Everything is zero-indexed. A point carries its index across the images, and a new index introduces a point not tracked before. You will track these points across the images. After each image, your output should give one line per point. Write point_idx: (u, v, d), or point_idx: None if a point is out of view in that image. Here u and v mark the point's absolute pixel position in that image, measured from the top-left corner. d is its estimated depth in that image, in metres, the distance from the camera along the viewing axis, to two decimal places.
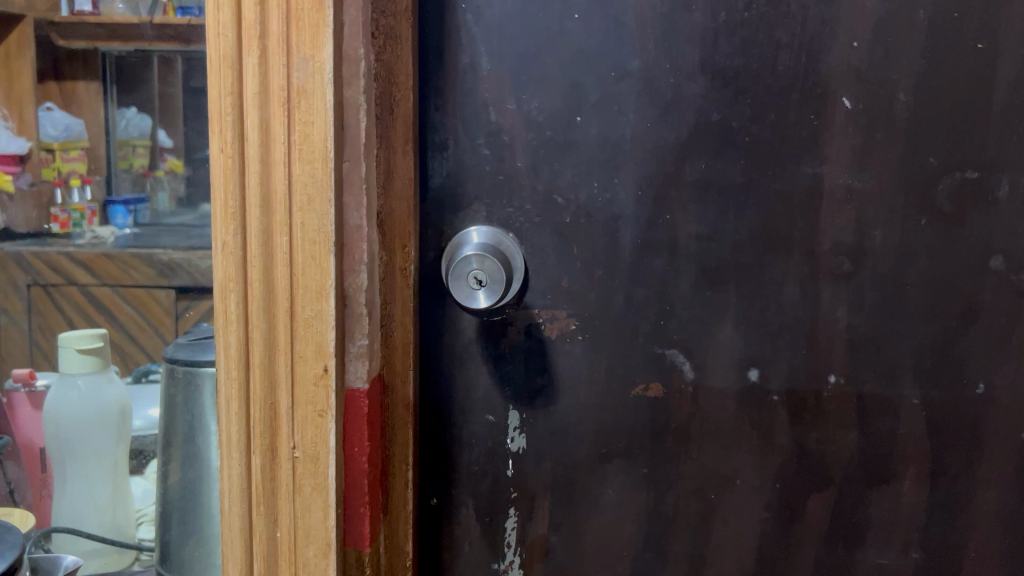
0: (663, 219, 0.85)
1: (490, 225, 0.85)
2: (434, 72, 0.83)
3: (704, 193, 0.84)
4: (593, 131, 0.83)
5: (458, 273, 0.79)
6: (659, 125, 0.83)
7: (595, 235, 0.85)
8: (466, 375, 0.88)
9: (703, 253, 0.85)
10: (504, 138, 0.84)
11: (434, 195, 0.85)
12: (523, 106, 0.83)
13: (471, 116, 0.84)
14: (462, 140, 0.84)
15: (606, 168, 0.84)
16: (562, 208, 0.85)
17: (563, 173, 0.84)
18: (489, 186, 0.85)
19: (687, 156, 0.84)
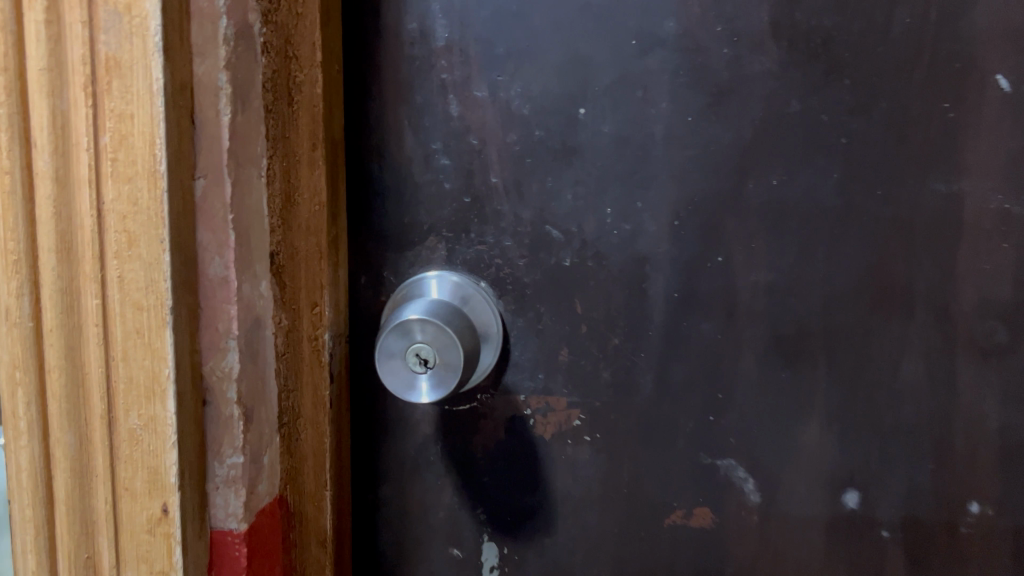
0: (714, 262, 0.55)
1: (451, 270, 0.57)
2: (366, 45, 0.56)
3: (777, 222, 0.55)
4: (605, 129, 0.54)
5: (388, 352, 0.51)
6: (707, 117, 0.54)
7: (609, 287, 0.56)
8: (420, 489, 0.60)
9: (777, 314, 0.55)
10: (471, 140, 0.56)
11: (371, 226, 0.58)
12: (500, 92, 0.55)
13: (421, 108, 0.56)
14: (409, 144, 0.56)
15: (625, 186, 0.55)
16: (559, 246, 0.56)
17: (560, 194, 0.55)
18: (450, 213, 0.57)
19: (751, 166, 0.54)
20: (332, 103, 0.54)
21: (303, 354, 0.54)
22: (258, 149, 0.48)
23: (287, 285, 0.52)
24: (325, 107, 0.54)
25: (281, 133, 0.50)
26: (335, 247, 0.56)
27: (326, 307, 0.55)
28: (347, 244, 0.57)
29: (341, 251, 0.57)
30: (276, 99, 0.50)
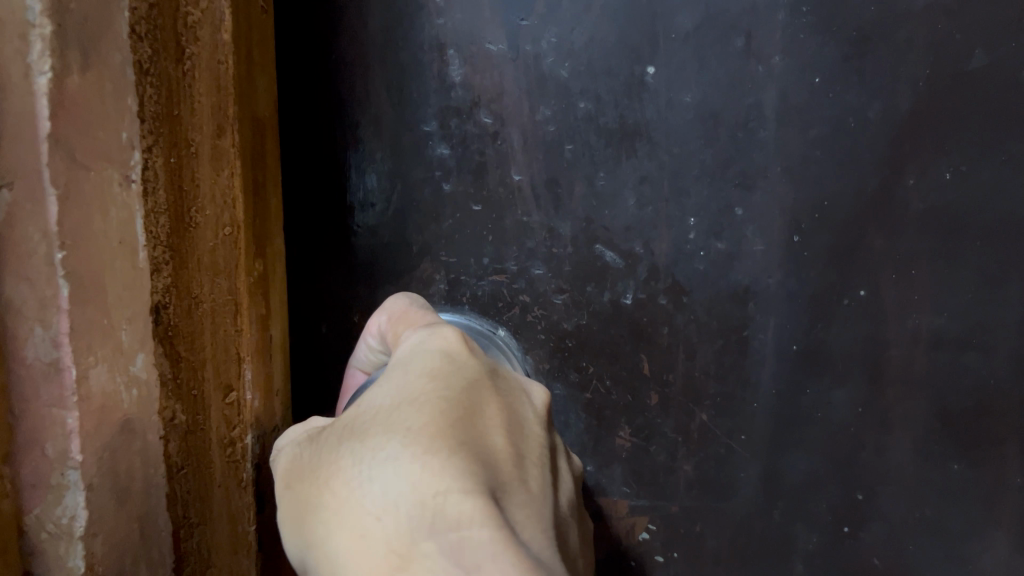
0: (852, 301, 0.36)
1: (451, 311, 0.39)
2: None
3: (951, 240, 0.36)
4: (684, 98, 0.36)
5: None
6: (842, 79, 0.35)
7: (691, 336, 0.37)
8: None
9: (947, 378, 0.37)
10: (481, 119, 0.37)
11: (330, 246, 0.38)
12: (523, 45, 0.36)
13: (401, 65, 0.37)
14: (389, 122, 0.37)
15: (715, 183, 0.36)
16: (616, 276, 0.37)
17: (616, 197, 0.37)
18: (450, 226, 0.38)
19: (911, 153, 0.35)
20: (252, 60, 0.32)
21: (212, 468, 0.32)
22: (118, 137, 0.27)
23: (181, 361, 0.30)
24: (240, 67, 0.31)
25: (162, 108, 0.29)
26: (265, 289, 0.34)
27: (249, 394, 0.33)
28: (281, 285, 0.36)
29: (274, 297, 0.35)
30: (151, 51, 0.28)
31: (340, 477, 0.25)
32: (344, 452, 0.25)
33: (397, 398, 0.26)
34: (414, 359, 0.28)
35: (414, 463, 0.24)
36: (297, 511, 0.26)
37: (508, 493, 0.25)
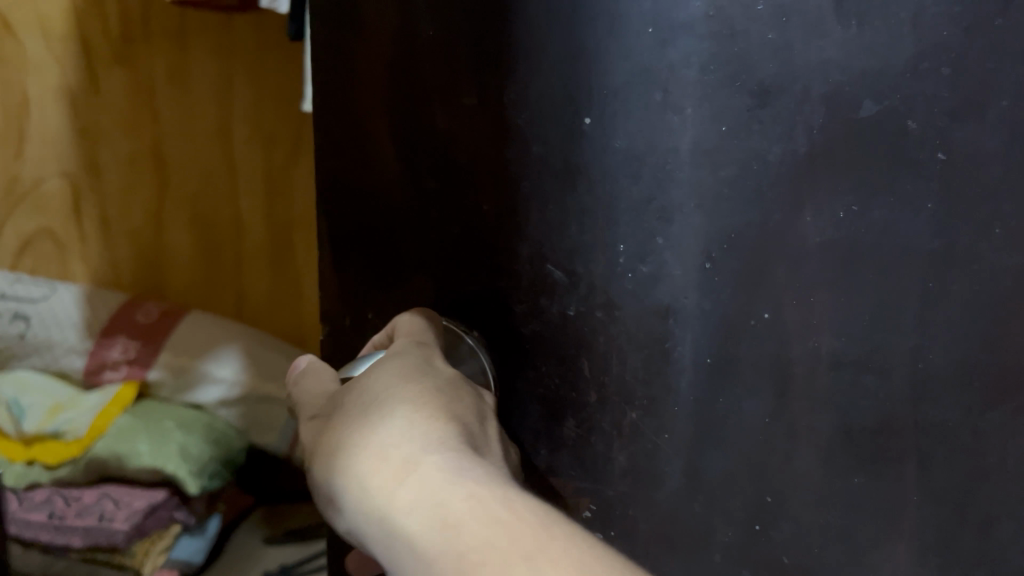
0: (759, 322, 0.41)
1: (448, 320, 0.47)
2: (336, 42, 0.46)
3: (847, 272, 0.40)
4: (615, 143, 0.42)
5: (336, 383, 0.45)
6: (748, 126, 0.40)
7: (623, 345, 0.44)
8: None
9: (845, 398, 0.41)
10: (456, 156, 0.45)
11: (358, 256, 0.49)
12: (488, 98, 0.43)
13: (408, 115, 0.45)
14: (392, 160, 0.46)
15: (639, 217, 0.42)
16: (562, 291, 0.44)
17: (560, 225, 0.43)
18: (437, 242, 0.47)
19: (810, 192, 0.40)
20: None
21: None
22: None
23: None
24: None
25: None
26: None
27: None
28: None
29: None
30: None
31: (362, 435, 0.37)
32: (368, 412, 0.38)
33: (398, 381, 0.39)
34: (408, 356, 0.42)
35: (423, 419, 0.37)
36: (330, 451, 0.37)
37: (483, 445, 0.39)
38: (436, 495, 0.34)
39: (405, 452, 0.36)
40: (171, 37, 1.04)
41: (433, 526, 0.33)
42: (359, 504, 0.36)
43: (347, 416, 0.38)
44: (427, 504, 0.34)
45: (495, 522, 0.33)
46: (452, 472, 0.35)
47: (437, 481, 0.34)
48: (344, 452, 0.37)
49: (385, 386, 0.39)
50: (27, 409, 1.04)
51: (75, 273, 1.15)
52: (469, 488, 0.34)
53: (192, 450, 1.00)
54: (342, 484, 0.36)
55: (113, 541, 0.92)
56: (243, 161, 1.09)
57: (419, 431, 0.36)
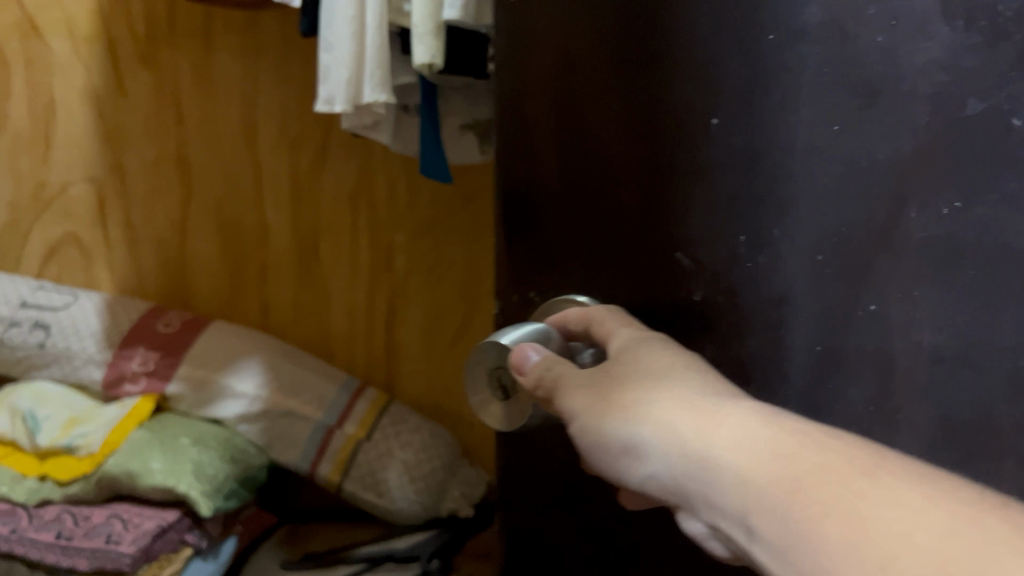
0: (867, 312, 0.38)
1: (586, 298, 0.46)
2: (508, 56, 0.46)
3: (950, 276, 0.36)
4: (735, 141, 0.39)
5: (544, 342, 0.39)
6: (858, 124, 0.36)
7: (741, 326, 0.41)
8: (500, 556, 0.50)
9: (948, 406, 0.37)
10: (603, 158, 0.44)
11: (519, 244, 0.48)
12: (635, 104, 0.42)
13: (569, 122, 0.45)
14: (550, 164, 0.46)
15: (757, 210, 0.40)
16: (687, 274, 0.42)
17: (684, 213, 0.42)
18: (581, 236, 0.45)
19: (914, 189, 0.36)
20: None
21: None
22: None
23: None
24: None
25: None
26: None
27: None
28: None
29: None
30: None
31: (655, 391, 0.33)
32: (652, 371, 0.34)
33: (670, 350, 0.36)
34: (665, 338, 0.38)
35: (708, 378, 0.33)
36: (614, 406, 0.34)
37: None
38: (754, 433, 0.29)
39: (705, 398, 0.32)
40: (197, 36, 1.10)
41: (764, 454, 0.28)
42: (658, 452, 0.31)
43: (624, 377, 0.35)
44: (751, 439, 0.29)
45: (843, 448, 0.27)
46: (770, 415, 0.30)
47: (752, 423, 0.30)
48: (635, 404, 0.33)
49: (660, 354, 0.36)
50: (42, 423, 1.02)
51: (97, 283, 1.19)
52: (800, 427, 0.29)
53: (206, 470, 0.98)
54: (639, 439, 0.32)
55: (119, 564, 0.87)
56: (270, 166, 1.14)
57: (711, 387, 0.33)
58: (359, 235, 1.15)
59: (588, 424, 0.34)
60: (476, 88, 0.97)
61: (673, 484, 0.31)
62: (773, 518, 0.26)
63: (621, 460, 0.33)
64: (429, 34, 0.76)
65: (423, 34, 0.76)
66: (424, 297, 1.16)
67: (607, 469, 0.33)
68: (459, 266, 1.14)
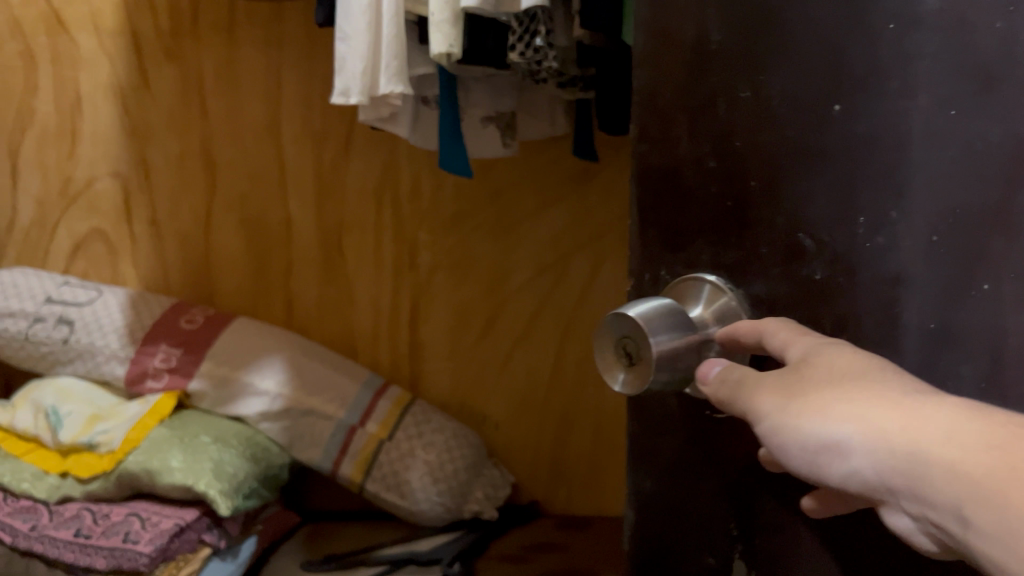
0: (985, 291, 0.31)
1: (716, 276, 0.39)
2: (647, 48, 0.41)
3: None
4: (856, 125, 0.33)
5: (668, 310, 0.38)
6: (985, 103, 0.29)
7: (857, 320, 0.34)
8: (627, 522, 0.46)
9: None
10: (734, 144, 0.37)
11: (655, 229, 0.42)
12: (766, 90, 0.35)
13: (701, 102, 0.38)
14: (681, 142, 0.40)
15: (871, 190, 0.33)
16: (811, 257, 0.35)
17: (805, 197, 0.35)
18: (712, 221, 0.39)
19: None
20: None
21: None
22: None
23: None
24: None
25: None
26: None
27: None
28: None
29: None
30: None
31: (859, 384, 0.30)
32: (844, 364, 0.31)
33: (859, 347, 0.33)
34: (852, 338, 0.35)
35: (909, 375, 0.30)
36: (805, 402, 0.31)
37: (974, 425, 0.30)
38: (965, 421, 0.26)
39: (906, 392, 0.28)
40: (220, 30, 1.12)
41: (974, 447, 0.25)
42: (857, 445, 0.28)
43: (810, 372, 0.32)
44: (961, 428, 0.26)
45: None
46: (983, 406, 0.26)
47: (964, 411, 0.26)
48: (831, 398, 0.30)
49: (850, 349, 0.32)
50: (65, 419, 1.01)
51: (123, 279, 1.21)
52: (1015, 418, 0.26)
53: (226, 469, 0.96)
54: (842, 434, 0.29)
55: (136, 564, 0.86)
56: (293, 162, 1.14)
57: (913, 383, 0.29)
58: (383, 231, 1.15)
59: (776, 420, 0.32)
60: (497, 78, 0.96)
61: (885, 479, 0.27)
62: (990, 510, 0.24)
63: (819, 460, 0.30)
64: (446, 22, 0.76)
65: (440, 23, 0.76)
66: (447, 294, 1.17)
67: (804, 472, 0.31)
68: (484, 264, 1.15)
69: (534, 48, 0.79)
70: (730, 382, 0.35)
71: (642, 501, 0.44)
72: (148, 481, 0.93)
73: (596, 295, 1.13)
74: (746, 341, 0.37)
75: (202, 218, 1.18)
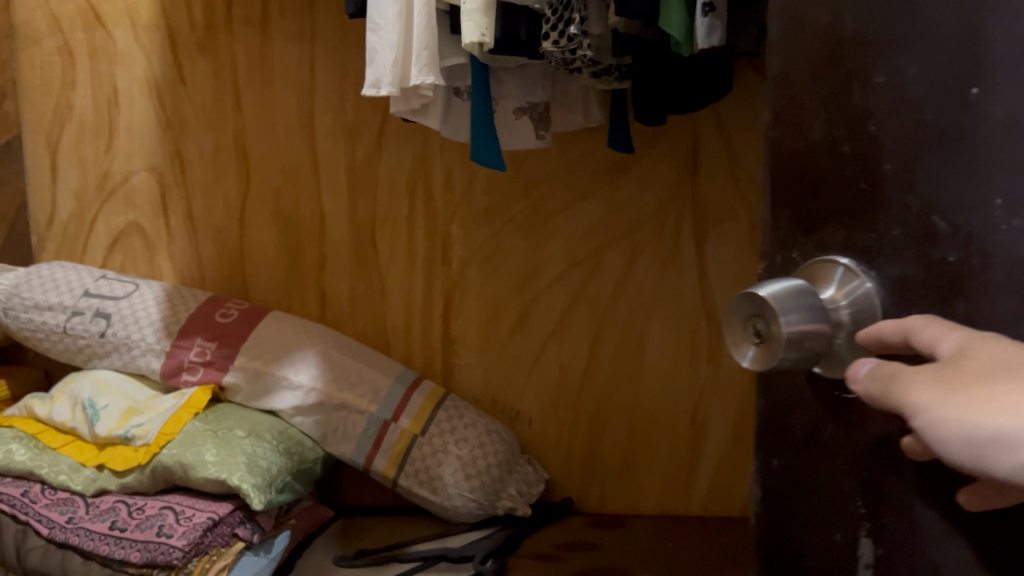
0: None
1: (849, 260, 0.33)
2: (783, 31, 0.35)
3: None
4: (997, 101, 0.28)
5: (802, 289, 0.32)
6: None
7: (991, 320, 0.29)
8: (754, 502, 0.40)
9: None
10: (869, 130, 0.32)
11: (788, 213, 0.36)
12: (905, 77, 0.30)
13: (837, 80, 0.33)
14: (814, 128, 0.34)
15: (1007, 170, 0.28)
16: (948, 244, 0.30)
17: (936, 182, 0.30)
18: (844, 204, 0.33)
19: None
20: None
21: None
22: None
23: None
24: None
25: None
26: None
27: None
28: None
29: None
30: None
31: None
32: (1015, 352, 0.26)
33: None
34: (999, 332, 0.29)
35: None
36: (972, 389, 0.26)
37: None
38: None
39: None
40: (253, 25, 1.13)
41: None
42: None
43: (975, 360, 0.27)
44: None
45: None
46: None
47: None
48: (1006, 387, 0.25)
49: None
50: (101, 412, 1.01)
51: (160, 274, 1.21)
52: None
53: (258, 463, 0.96)
54: (1014, 422, 0.24)
55: (170, 557, 0.86)
56: (327, 155, 1.15)
57: None
58: (415, 224, 1.15)
59: (935, 409, 0.27)
60: (530, 68, 0.95)
61: None
62: None
63: (984, 453, 0.25)
64: (479, 10, 0.75)
65: (472, 12, 0.75)
66: (479, 289, 1.16)
67: (967, 465, 0.26)
68: (517, 258, 1.14)
69: (567, 37, 0.77)
70: (881, 376, 0.30)
71: (773, 479, 0.38)
72: (183, 476, 0.93)
73: (631, 289, 1.13)
74: (890, 342, 0.31)
75: (237, 214, 1.18)
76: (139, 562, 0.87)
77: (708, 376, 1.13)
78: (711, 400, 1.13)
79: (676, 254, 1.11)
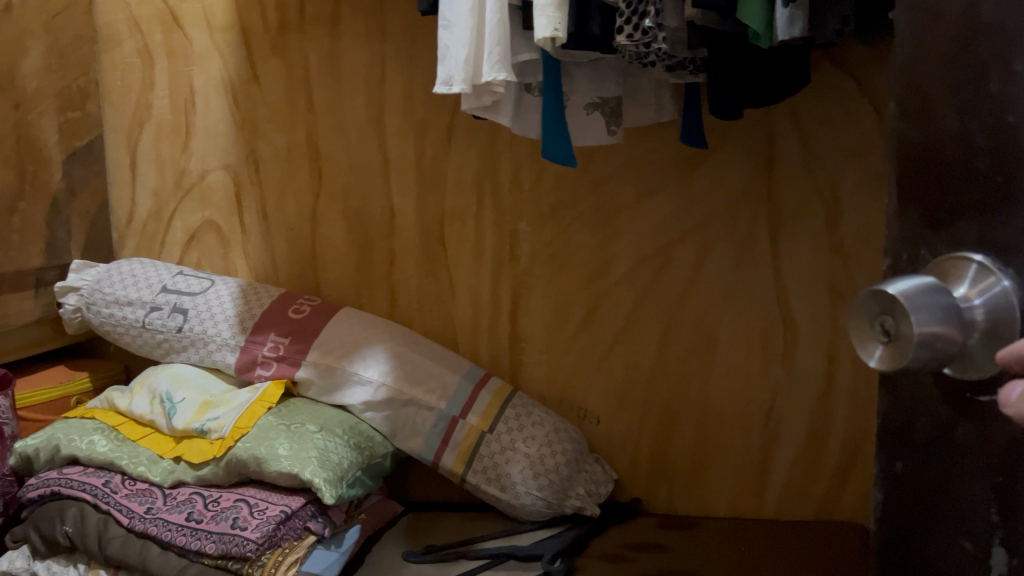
0: None
1: (982, 256, 0.31)
2: (911, 20, 0.34)
3: None
4: None
5: (933, 287, 0.31)
6: None
7: None
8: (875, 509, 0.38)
9: None
10: (1008, 120, 0.30)
11: (915, 208, 0.34)
12: None
13: (972, 70, 0.31)
14: (945, 118, 0.32)
15: None
16: None
17: None
18: (976, 196, 0.31)
19: None
20: None
21: None
22: None
23: None
24: None
25: None
26: None
27: None
28: None
29: None
30: None
31: None
32: None
33: None
34: None
35: None
36: None
37: None
38: None
39: None
40: (324, 25, 1.14)
41: None
42: None
43: None
44: None
45: None
46: None
47: None
48: None
49: None
50: (177, 405, 1.03)
51: (235, 270, 1.23)
52: None
53: (330, 457, 0.97)
54: None
55: (244, 549, 0.87)
56: (396, 153, 1.15)
57: None
58: (484, 221, 1.15)
59: None
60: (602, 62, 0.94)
61: None
62: None
63: None
64: (551, 4, 0.74)
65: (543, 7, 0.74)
66: (547, 286, 1.15)
67: None
68: (586, 255, 1.13)
69: (641, 30, 0.76)
70: None
71: (894, 485, 0.37)
72: (256, 469, 0.95)
73: (702, 287, 1.11)
74: None
75: (309, 211, 1.20)
76: (215, 553, 0.88)
77: (781, 377, 1.10)
78: (785, 401, 1.11)
79: (749, 251, 1.08)
